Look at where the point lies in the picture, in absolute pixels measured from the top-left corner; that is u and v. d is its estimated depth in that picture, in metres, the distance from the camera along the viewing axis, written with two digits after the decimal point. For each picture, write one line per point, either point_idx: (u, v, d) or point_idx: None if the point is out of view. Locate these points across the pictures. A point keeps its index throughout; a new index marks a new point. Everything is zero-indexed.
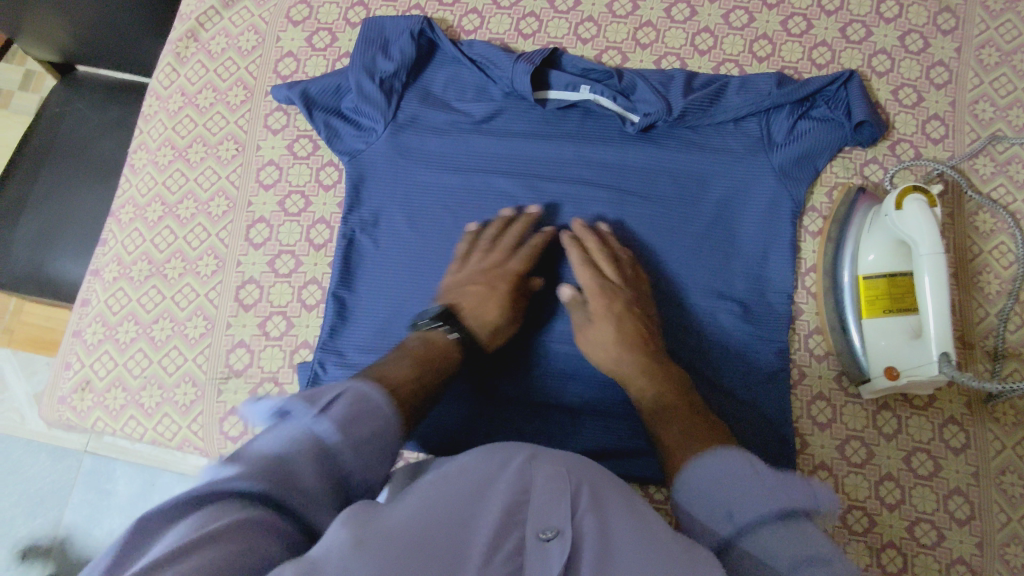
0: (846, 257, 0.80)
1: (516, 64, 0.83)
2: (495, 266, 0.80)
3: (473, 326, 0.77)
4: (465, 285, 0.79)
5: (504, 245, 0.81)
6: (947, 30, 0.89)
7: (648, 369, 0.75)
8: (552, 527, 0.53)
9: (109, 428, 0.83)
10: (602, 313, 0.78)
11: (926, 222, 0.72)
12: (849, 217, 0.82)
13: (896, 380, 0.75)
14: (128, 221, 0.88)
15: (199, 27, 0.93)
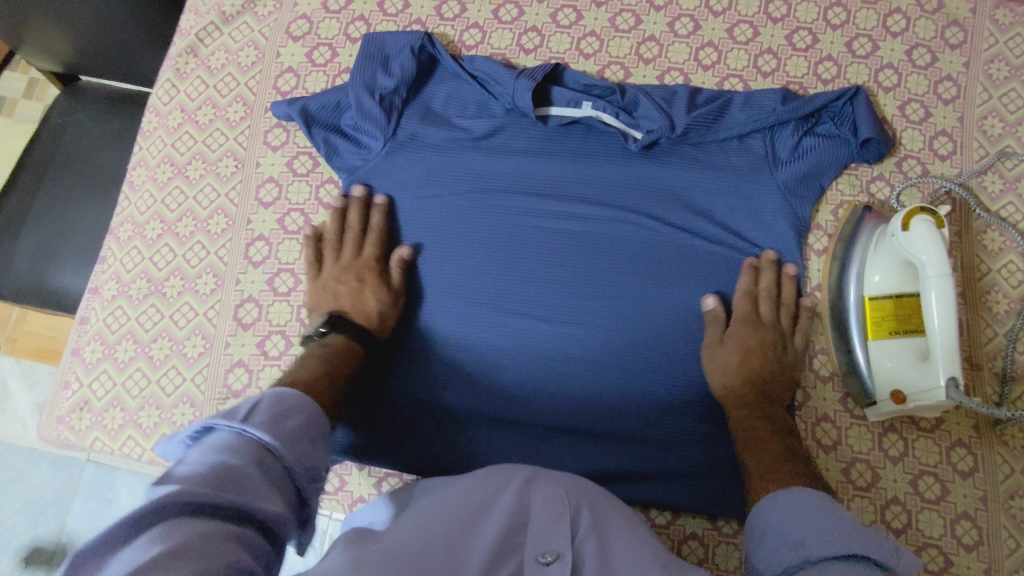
0: (851, 276, 0.79)
1: (517, 80, 0.82)
2: (349, 261, 0.82)
3: (360, 320, 0.78)
4: (335, 287, 0.81)
5: (349, 238, 0.83)
6: (955, 44, 0.88)
7: (751, 399, 0.75)
8: (552, 550, 0.53)
9: (107, 447, 0.82)
10: (732, 340, 0.77)
11: (934, 244, 0.71)
12: (854, 235, 0.81)
13: (903, 404, 0.74)
14: (127, 239, 0.88)
15: (199, 42, 0.93)
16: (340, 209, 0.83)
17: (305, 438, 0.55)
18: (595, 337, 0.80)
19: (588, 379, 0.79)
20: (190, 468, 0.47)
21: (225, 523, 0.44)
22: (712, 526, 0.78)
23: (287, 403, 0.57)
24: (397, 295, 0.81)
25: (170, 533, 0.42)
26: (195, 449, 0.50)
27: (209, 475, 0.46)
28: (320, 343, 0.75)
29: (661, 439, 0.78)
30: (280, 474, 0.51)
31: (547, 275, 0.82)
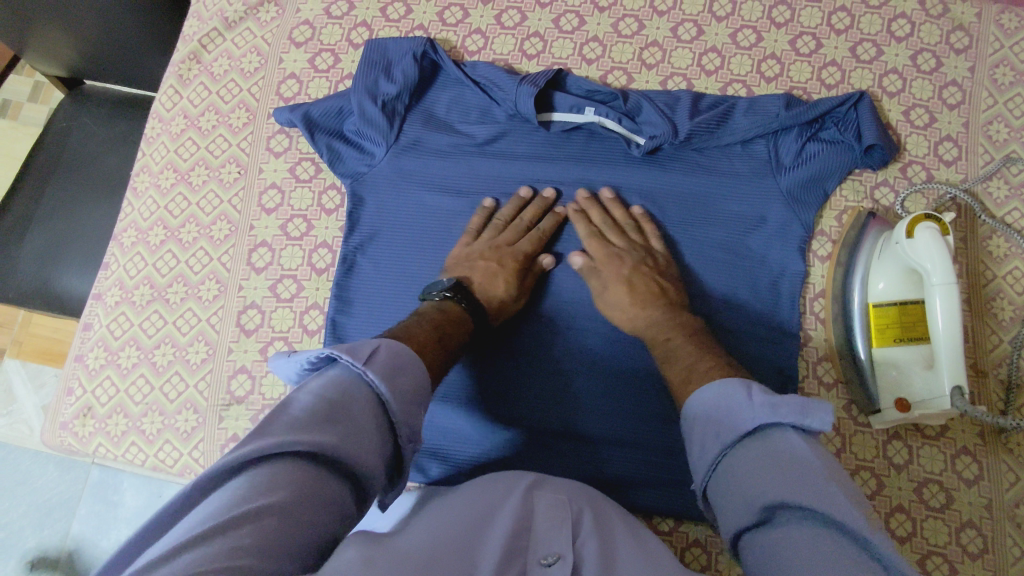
0: (855, 282, 0.79)
1: (519, 87, 0.82)
2: (504, 245, 0.80)
3: (481, 300, 0.76)
4: (474, 262, 0.79)
5: (514, 226, 0.82)
6: (960, 49, 0.87)
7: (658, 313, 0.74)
8: (553, 553, 0.53)
9: (110, 454, 0.82)
10: (614, 272, 0.78)
11: (939, 252, 0.70)
12: (858, 241, 0.80)
13: (907, 412, 0.74)
14: (130, 245, 0.88)
15: (202, 49, 0.93)
16: (523, 198, 0.84)
17: (415, 396, 0.56)
18: (597, 344, 0.80)
19: (591, 384, 0.80)
20: (307, 403, 0.49)
21: (324, 478, 0.46)
22: (715, 534, 0.78)
23: (403, 357, 0.57)
24: (522, 293, 0.79)
25: (273, 481, 0.44)
26: (316, 382, 0.52)
27: (324, 419, 0.48)
28: (439, 304, 0.73)
29: (663, 446, 0.78)
30: (389, 429, 0.52)
31: (552, 282, 0.83)
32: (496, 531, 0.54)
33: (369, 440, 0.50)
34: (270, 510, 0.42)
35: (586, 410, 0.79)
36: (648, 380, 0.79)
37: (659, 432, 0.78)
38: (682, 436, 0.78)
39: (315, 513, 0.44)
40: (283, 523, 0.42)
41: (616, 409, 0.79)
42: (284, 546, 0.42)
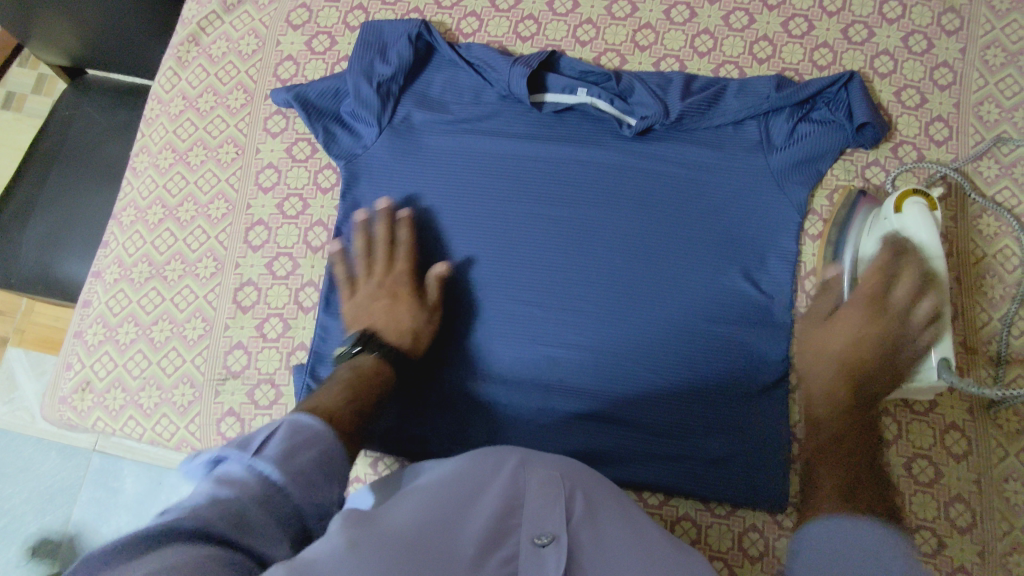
0: (846, 261, 0.79)
1: (513, 68, 0.83)
2: (383, 274, 0.82)
3: (395, 337, 0.78)
4: (367, 301, 0.81)
5: (381, 252, 0.83)
6: (951, 30, 0.88)
7: (843, 395, 0.72)
8: (548, 532, 0.53)
9: (109, 428, 0.84)
10: (851, 328, 0.74)
11: (929, 222, 0.73)
12: (851, 219, 0.81)
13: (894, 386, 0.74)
14: (129, 223, 0.89)
15: (201, 32, 0.94)
16: (364, 222, 0.83)
17: (325, 475, 0.52)
18: (588, 321, 0.81)
19: (581, 360, 0.81)
20: (190, 502, 0.45)
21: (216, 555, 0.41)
22: (705, 508, 0.78)
23: (305, 432, 0.54)
24: (435, 313, 0.81)
25: (158, 558, 0.39)
26: (201, 483, 0.49)
27: (212, 509, 0.45)
28: (353, 359, 0.74)
29: (652, 424, 0.79)
30: (290, 513, 0.49)
31: (542, 261, 0.83)
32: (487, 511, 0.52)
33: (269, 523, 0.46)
34: None
35: (579, 387, 0.81)
36: (640, 357, 0.80)
37: (650, 405, 0.79)
38: (668, 410, 0.79)
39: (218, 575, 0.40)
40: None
41: (608, 387, 0.80)
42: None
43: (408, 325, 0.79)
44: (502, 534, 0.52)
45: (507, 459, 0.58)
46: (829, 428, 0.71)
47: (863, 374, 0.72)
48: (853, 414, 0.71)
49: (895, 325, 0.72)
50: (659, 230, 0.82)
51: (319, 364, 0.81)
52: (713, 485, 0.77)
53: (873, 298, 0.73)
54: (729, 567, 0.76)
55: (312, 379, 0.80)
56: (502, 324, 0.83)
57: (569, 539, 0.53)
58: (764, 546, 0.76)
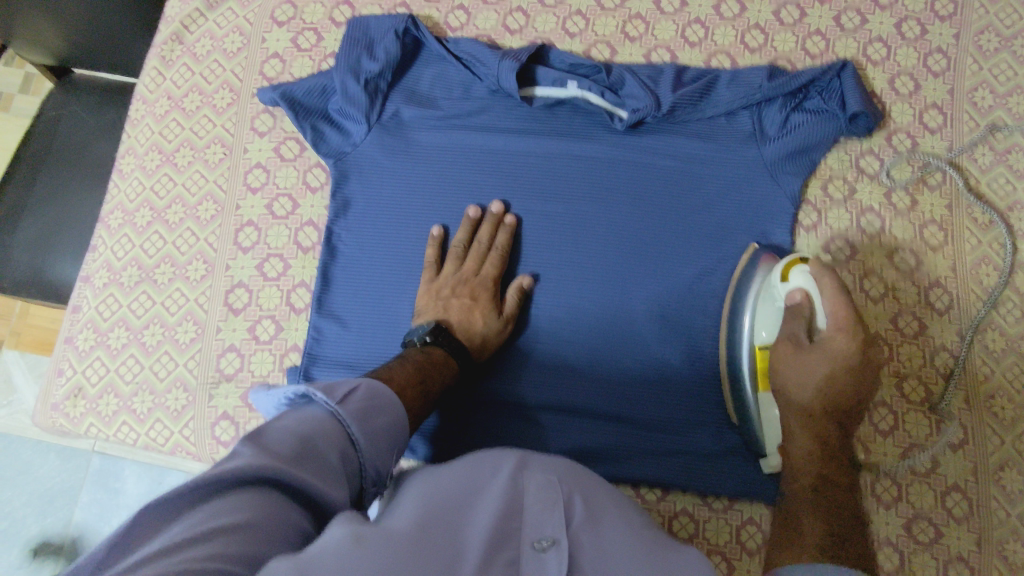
0: (743, 325, 0.76)
1: (501, 62, 0.82)
2: (471, 274, 0.80)
3: (464, 339, 0.77)
4: (447, 297, 0.79)
5: (473, 252, 0.81)
6: (945, 16, 0.87)
7: (810, 441, 0.67)
8: (548, 536, 0.53)
9: (102, 434, 0.83)
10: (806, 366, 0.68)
11: (807, 298, 0.70)
12: (751, 276, 0.77)
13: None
14: (118, 227, 0.88)
15: (184, 30, 0.93)
16: (472, 220, 0.82)
17: (388, 440, 0.59)
18: (583, 316, 0.81)
19: (576, 354, 0.80)
20: (280, 435, 0.52)
21: (267, 500, 0.48)
22: (702, 502, 0.78)
23: (380, 399, 0.61)
24: (508, 322, 0.79)
25: (236, 505, 0.46)
26: (291, 415, 0.55)
27: (297, 449, 0.51)
28: (422, 349, 0.73)
29: (648, 419, 0.79)
30: (354, 467, 0.55)
31: (535, 258, 0.83)
32: (488, 514, 0.52)
33: (340, 469, 0.53)
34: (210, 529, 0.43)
35: (574, 383, 0.80)
36: (636, 352, 0.79)
37: (647, 399, 0.79)
38: (664, 405, 0.79)
39: (278, 533, 0.46)
40: (251, 537, 0.44)
41: (602, 383, 0.79)
42: (257, 556, 0.44)
43: (483, 326, 0.78)
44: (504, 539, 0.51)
45: (504, 463, 0.58)
46: (810, 469, 0.66)
47: (824, 406, 0.68)
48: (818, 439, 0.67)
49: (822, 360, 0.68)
50: (652, 224, 0.82)
51: (313, 364, 0.81)
52: (710, 480, 0.77)
53: (841, 322, 0.67)
54: (727, 561, 0.75)
55: (305, 379, 0.80)
56: (591, 289, 0.81)
57: (569, 543, 0.53)
58: (762, 539, 0.76)
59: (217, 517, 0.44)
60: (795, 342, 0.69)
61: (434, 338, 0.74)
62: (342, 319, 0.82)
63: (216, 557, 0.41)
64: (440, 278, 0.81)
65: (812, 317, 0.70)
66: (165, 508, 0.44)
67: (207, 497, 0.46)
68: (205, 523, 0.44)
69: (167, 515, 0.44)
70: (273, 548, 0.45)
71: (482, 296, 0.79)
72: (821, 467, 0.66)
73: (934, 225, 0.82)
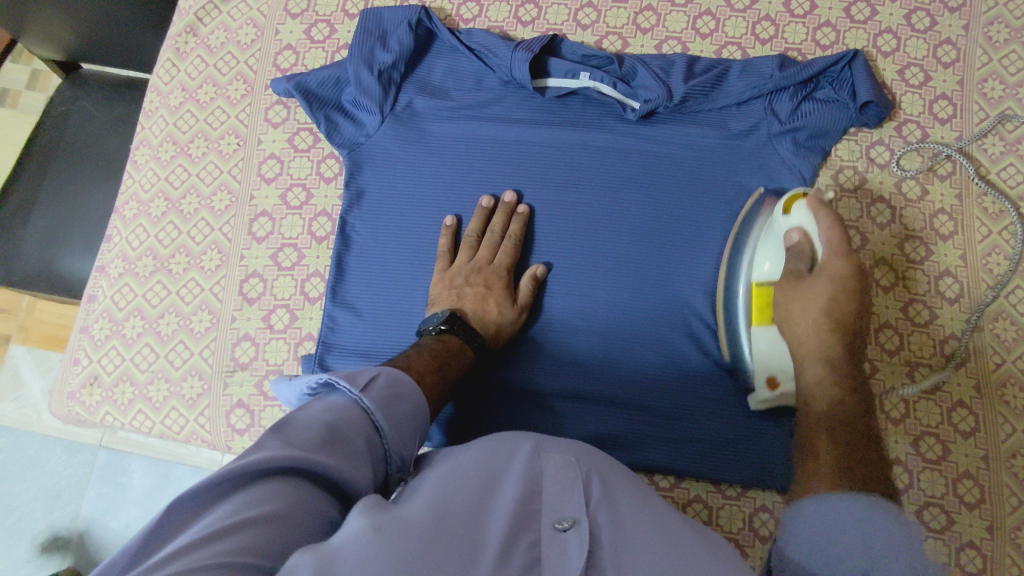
0: (742, 264, 0.78)
1: (514, 53, 0.83)
2: (485, 263, 0.81)
3: (478, 327, 0.77)
4: (460, 286, 0.79)
5: (487, 242, 0.81)
6: (954, 7, 0.87)
7: (821, 369, 0.65)
8: (568, 517, 0.53)
9: (118, 422, 0.84)
10: (806, 298, 0.68)
11: (805, 237, 0.71)
12: (753, 222, 0.79)
13: (775, 390, 0.74)
14: (132, 217, 0.89)
15: (198, 22, 0.93)
16: (485, 210, 0.83)
17: (411, 426, 0.60)
18: (596, 305, 0.81)
19: (588, 343, 0.81)
20: (304, 425, 0.53)
21: (293, 488, 0.48)
22: (715, 490, 0.78)
23: (401, 385, 0.61)
24: (522, 311, 0.79)
25: (264, 495, 0.47)
26: (316, 404, 0.56)
27: (322, 437, 0.52)
28: (438, 337, 0.74)
29: (661, 408, 0.79)
30: (378, 452, 0.56)
31: (549, 248, 0.83)
32: (509, 499, 0.53)
33: (365, 454, 0.54)
34: (240, 521, 0.44)
35: (587, 372, 0.80)
36: (648, 341, 0.80)
37: (660, 388, 0.79)
38: (678, 394, 0.79)
39: (304, 525, 0.47)
40: (279, 528, 0.45)
41: (615, 372, 0.80)
42: (284, 549, 0.45)
43: (495, 314, 0.78)
44: (525, 523, 0.52)
45: (520, 447, 0.59)
46: (821, 389, 0.64)
47: (834, 331, 0.66)
48: (837, 375, 0.65)
49: (824, 284, 0.68)
50: (664, 214, 0.82)
51: (328, 353, 0.81)
52: (724, 469, 0.77)
53: (838, 249, 0.69)
54: (741, 548, 0.76)
55: (320, 368, 0.80)
56: (603, 277, 0.82)
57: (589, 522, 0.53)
58: (774, 526, 0.76)
59: (246, 509, 0.45)
60: (796, 275, 0.70)
61: (449, 326, 0.75)
62: (356, 307, 0.82)
63: (246, 550, 0.42)
64: (453, 267, 0.81)
65: (814, 254, 0.71)
66: (195, 501, 0.45)
67: (234, 490, 0.47)
68: (233, 514, 0.44)
69: (194, 510, 0.45)
70: (299, 541, 0.46)
71: (494, 285, 0.79)
72: (835, 389, 0.64)
73: (944, 215, 0.82)
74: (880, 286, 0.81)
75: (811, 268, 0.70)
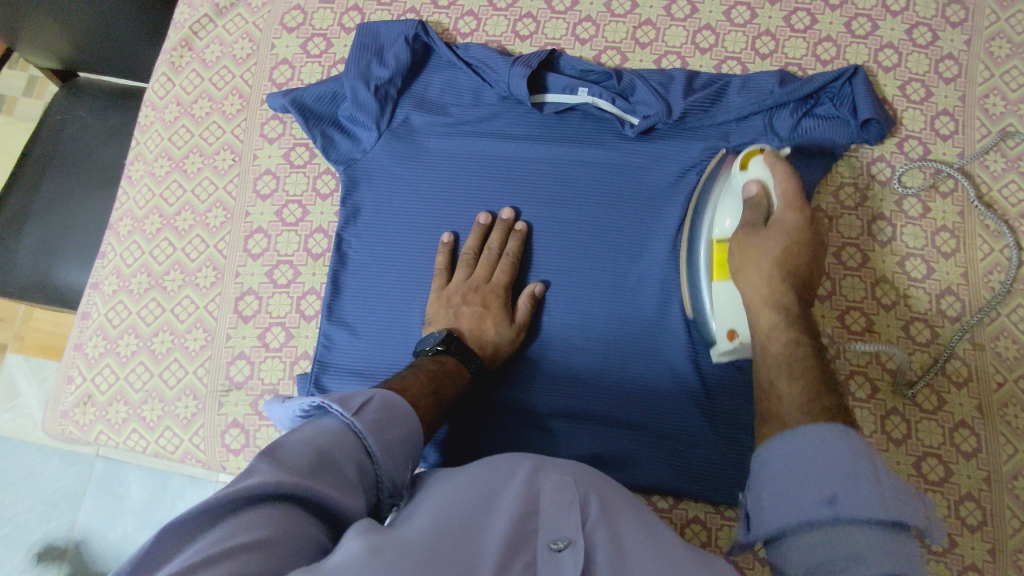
0: (704, 222, 0.77)
1: (512, 68, 0.82)
2: (482, 282, 0.80)
3: (474, 347, 0.76)
4: (457, 304, 0.79)
5: (484, 259, 0.81)
6: (956, 22, 0.87)
7: (776, 315, 0.64)
8: (563, 537, 0.52)
9: (112, 441, 0.83)
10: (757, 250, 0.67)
11: (762, 189, 0.70)
12: (713, 182, 0.78)
13: (735, 341, 0.72)
14: (126, 233, 0.88)
15: (194, 35, 0.93)
16: (483, 227, 0.82)
17: (405, 451, 0.59)
18: (594, 324, 0.80)
19: (586, 361, 0.80)
20: (295, 450, 0.52)
21: (284, 514, 0.48)
22: (714, 510, 0.78)
23: (395, 409, 0.60)
24: (520, 330, 0.79)
25: (254, 522, 0.46)
26: (307, 428, 0.55)
27: (313, 462, 0.51)
28: (434, 358, 0.73)
29: (659, 429, 0.78)
30: (370, 478, 0.55)
31: (548, 265, 0.82)
32: (505, 517, 0.52)
33: (356, 480, 0.53)
34: (229, 548, 0.43)
35: (585, 392, 0.79)
36: (646, 359, 0.79)
37: (658, 408, 0.78)
38: (677, 415, 0.78)
39: (296, 549, 0.46)
40: (270, 554, 0.44)
41: (614, 392, 0.79)
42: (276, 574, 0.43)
43: (491, 333, 0.77)
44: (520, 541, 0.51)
45: (518, 467, 0.58)
46: (779, 345, 0.62)
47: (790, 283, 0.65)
48: (796, 323, 0.63)
49: (780, 236, 0.67)
50: (663, 231, 0.82)
51: (324, 372, 0.80)
52: (722, 491, 0.77)
53: (794, 203, 0.68)
54: (740, 570, 0.75)
55: (316, 388, 0.79)
56: (601, 295, 0.81)
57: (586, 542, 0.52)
58: None
59: (235, 535, 0.44)
60: (751, 227, 0.69)
61: (446, 347, 0.74)
62: (352, 325, 0.82)
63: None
64: (450, 285, 0.80)
65: (770, 207, 0.70)
66: (184, 528, 0.44)
67: (224, 517, 0.46)
68: (222, 541, 0.43)
69: (183, 539, 0.44)
70: (292, 566, 0.45)
71: (491, 303, 0.78)
72: (796, 335, 0.62)
73: (947, 233, 0.82)
74: (881, 304, 0.81)
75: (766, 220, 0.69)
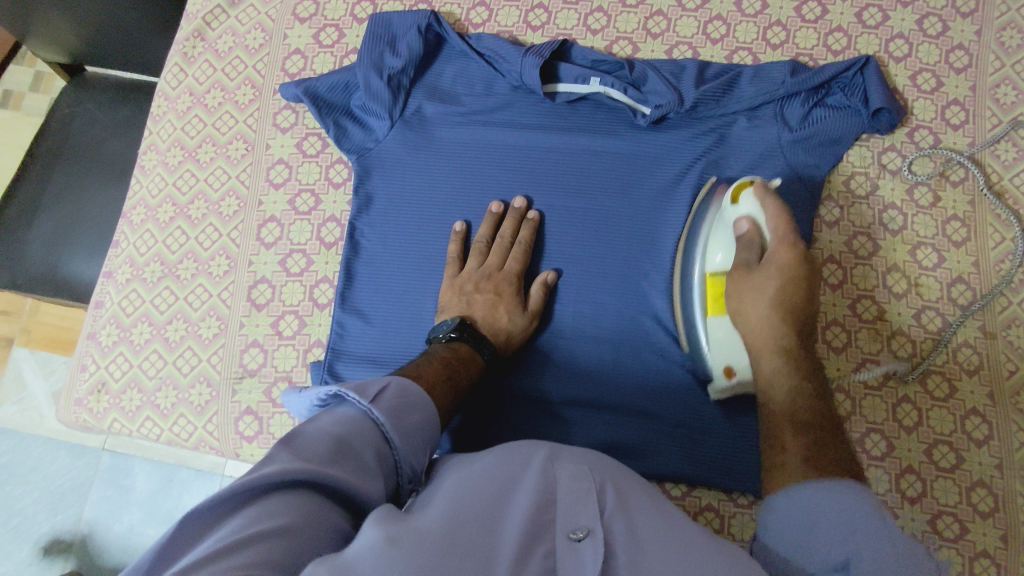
0: (697, 252, 0.78)
1: (525, 58, 0.82)
2: (494, 270, 0.80)
3: (488, 335, 0.77)
4: (470, 292, 0.79)
5: (497, 247, 0.81)
6: (967, 12, 0.87)
7: (779, 362, 0.65)
8: (582, 526, 0.51)
9: (126, 429, 0.83)
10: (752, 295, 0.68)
11: (753, 227, 0.70)
12: (705, 212, 0.79)
13: (734, 378, 0.73)
14: (140, 222, 0.89)
15: (206, 26, 0.93)
16: (495, 216, 0.82)
17: (422, 436, 0.59)
18: (605, 312, 0.81)
19: (599, 349, 0.80)
20: (314, 437, 0.52)
21: (304, 501, 0.48)
22: (728, 498, 0.78)
23: (411, 394, 0.61)
24: (533, 318, 0.79)
25: (274, 509, 0.46)
26: (326, 416, 0.56)
27: (332, 449, 0.51)
28: (448, 345, 0.73)
29: (672, 416, 0.78)
30: (390, 463, 0.55)
31: (560, 253, 0.83)
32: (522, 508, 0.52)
33: (376, 466, 0.53)
34: (250, 535, 0.43)
35: (598, 379, 0.80)
36: (659, 347, 0.80)
37: (671, 396, 0.79)
38: (689, 402, 0.78)
39: (315, 536, 0.46)
40: (290, 542, 0.44)
41: (626, 379, 0.79)
42: (295, 562, 0.44)
43: (505, 321, 0.78)
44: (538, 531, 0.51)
45: (535, 454, 0.58)
46: (783, 395, 0.63)
47: (787, 325, 0.66)
48: (796, 366, 0.64)
49: (773, 276, 0.67)
50: (675, 219, 0.82)
51: (338, 360, 0.80)
52: (736, 478, 0.77)
53: (785, 239, 0.67)
54: None
55: (330, 375, 0.80)
56: (613, 283, 0.81)
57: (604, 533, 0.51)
58: None
59: (256, 522, 0.45)
60: (745, 267, 0.69)
61: (459, 334, 0.74)
62: (365, 313, 0.82)
63: (256, 563, 0.41)
64: (462, 274, 0.81)
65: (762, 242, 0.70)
66: (206, 515, 0.45)
67: (246, 505, 0.46)
68: (242, 529, 0.44)
69: (206, 526, 0.44)
70: (313, 554, 0.45)
71: (504, 290, 0.79)
72: (797, 382, 0.63)
73: (957, 222, 0.82)
74: (893, 293, 0.81)
75: (760, 259, 0.69)
